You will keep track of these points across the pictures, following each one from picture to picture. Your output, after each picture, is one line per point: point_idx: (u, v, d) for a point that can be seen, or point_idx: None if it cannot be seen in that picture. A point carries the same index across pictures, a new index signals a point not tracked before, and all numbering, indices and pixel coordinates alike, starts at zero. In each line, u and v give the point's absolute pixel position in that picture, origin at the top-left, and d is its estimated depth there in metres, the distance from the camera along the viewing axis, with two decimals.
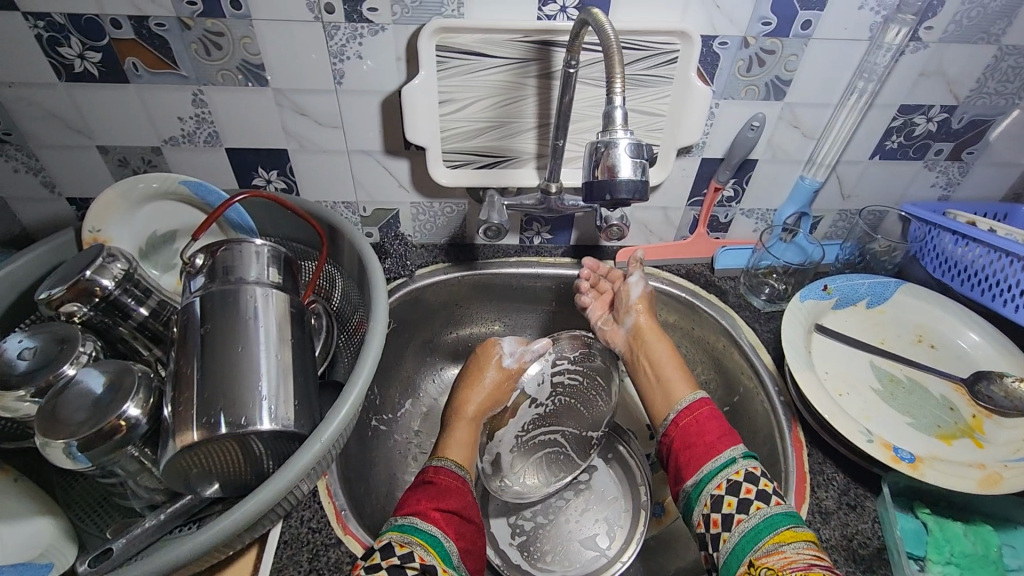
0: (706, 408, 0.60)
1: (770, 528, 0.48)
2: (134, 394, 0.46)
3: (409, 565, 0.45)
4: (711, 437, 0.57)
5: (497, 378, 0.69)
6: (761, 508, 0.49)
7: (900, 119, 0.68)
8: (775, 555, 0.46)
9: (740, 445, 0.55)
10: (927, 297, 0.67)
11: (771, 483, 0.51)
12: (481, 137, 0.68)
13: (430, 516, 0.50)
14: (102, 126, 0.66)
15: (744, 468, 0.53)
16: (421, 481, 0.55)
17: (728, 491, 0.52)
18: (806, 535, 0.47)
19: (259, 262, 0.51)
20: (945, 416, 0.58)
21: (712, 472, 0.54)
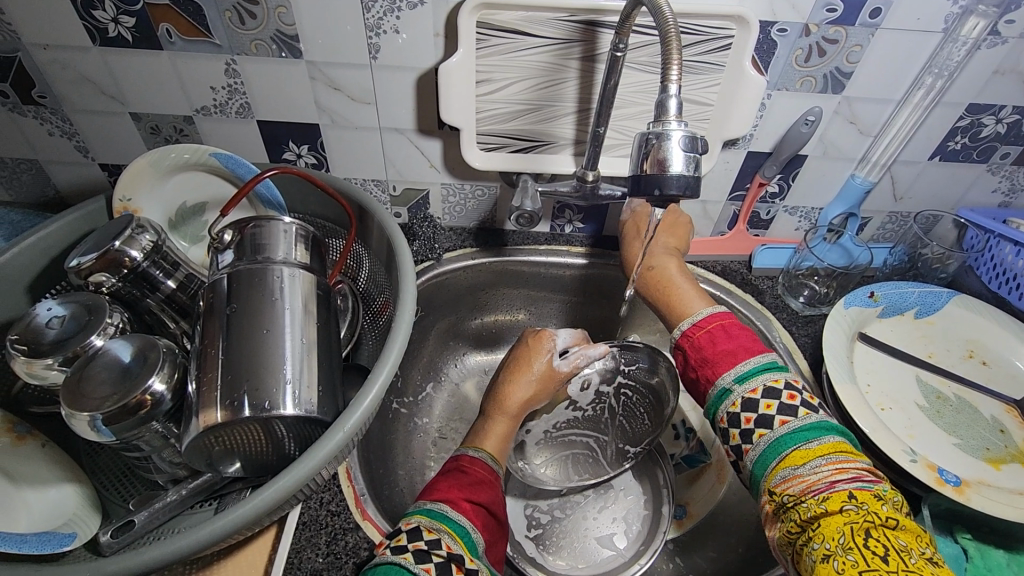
0: (706, 330, 0.55)
1: (780, 454, 0.46)
2: (159, 369, 0.45)
3: (435, 553, 0.44)
4: (712, 360, 0.53)
5: (541, 373, 0.63)
6: (766, 434, 0.47)
7: (967, 119, 0.64)
8: (792, 481, 0.44)
9: (738, 366, 0.51)
10: (982, 309, 0.63)
11: (773, 403, 0.48)
12: (518, 119, 0.65)
13: (459, 505, 0.49)
14: (135, 93, 0.65)
15: (739, 397, 0.49)
16: (455, 468, 0.55)
17: (730, 424, 0.49)
18: (821, 449, 0.44)
19: (287, 241, 0.51)
20: (995, 439, 0.55)
21: (715, 401, 0.51)
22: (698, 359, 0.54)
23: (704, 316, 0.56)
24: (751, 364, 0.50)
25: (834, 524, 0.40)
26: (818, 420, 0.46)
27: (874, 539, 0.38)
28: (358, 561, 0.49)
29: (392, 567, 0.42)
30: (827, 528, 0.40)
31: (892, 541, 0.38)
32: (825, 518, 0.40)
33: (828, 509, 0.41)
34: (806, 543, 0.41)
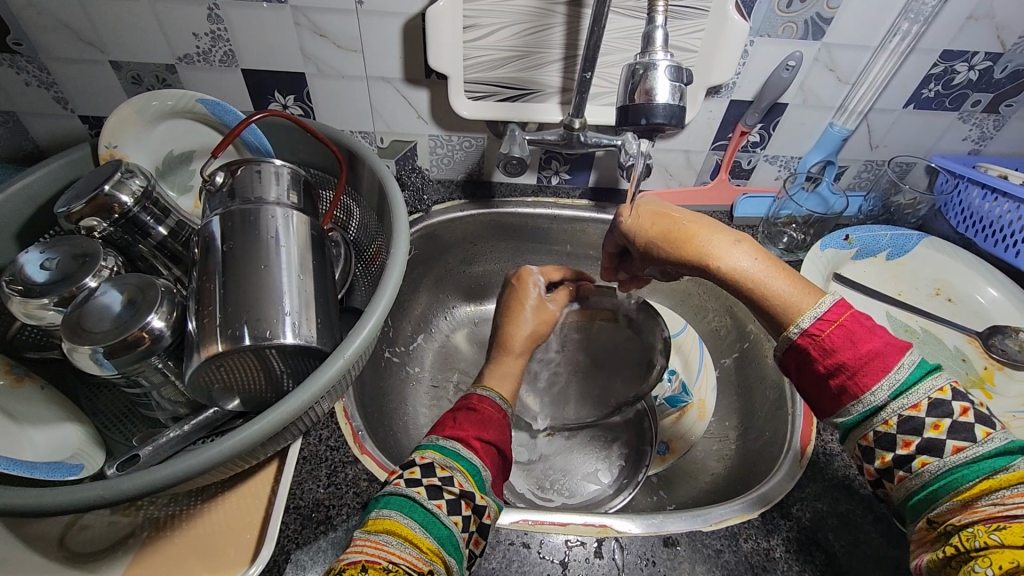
0: (824, 334, 0.42)
1: (949, 485, 0.38)
2: (158, 307, 0.46)
3: (446, 490, 0.45)
4: (850, 369, 0.41)
5: (540, 314, 0.66)
6: (930, 464, 0.39)
7: (940, 66, 0.66)
8: (966, 511, 0.36)
9: (894, 373, 0.40)
10: (950, 249, 0.66)
11: (943, 424, 0.39)
12: (504, 67, 0.66)
13: (471, 444, 0.50)
14: (115, 40, 0.64)
15: (896, 416, 0.40)
16: (464, 406, 0.55)
17: (880, 444, 0.41)
18: (1011, 479, 0.36)
19: (278, 183, 0.51)
20: (958, 367, 0.58)
21: (857, 415, 0.42)
22: (829, 365, 0.42)
23: (826, 306, 0.43)
24: (907, 368, 0.40)
25: (1009, 554, 0.32)
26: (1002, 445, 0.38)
27: None
28: (359, 491, 0.51)
29: (406, 500, 0.44)
30: (998, 555, 0.32)
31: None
32: (996, 549, 0.33)
33: (1004, 538, 0.33)
34: (965, 567, 0.34)
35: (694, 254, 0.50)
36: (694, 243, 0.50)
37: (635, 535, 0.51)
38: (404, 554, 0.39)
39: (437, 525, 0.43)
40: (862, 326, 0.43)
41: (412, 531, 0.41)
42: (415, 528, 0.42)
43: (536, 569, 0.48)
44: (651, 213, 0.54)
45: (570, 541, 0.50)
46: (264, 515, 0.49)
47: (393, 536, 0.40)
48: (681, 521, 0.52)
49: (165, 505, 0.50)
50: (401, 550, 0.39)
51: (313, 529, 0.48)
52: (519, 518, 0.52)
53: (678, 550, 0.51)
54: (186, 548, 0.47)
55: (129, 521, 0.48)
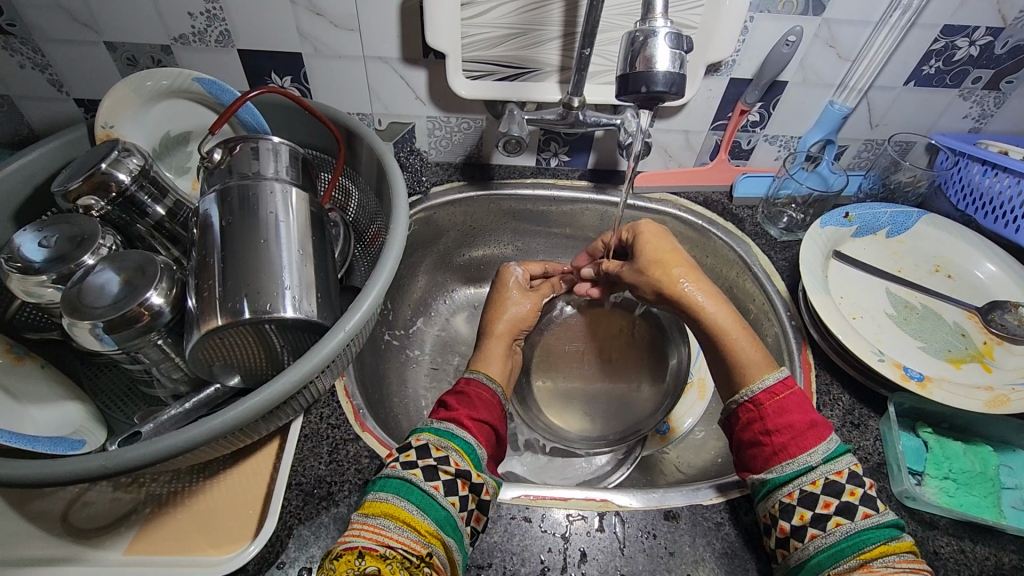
0: (778, 398, 0.49)
1: (855, 546, 0.42)
2: (157, 283, 0.46)
3: (442, 470, 0.46)
4: (792, 431, 0.48)
5: (527, 303, 0.67)
6: (843, 524, 0.43)
7: (941, 42, 0.65)
8: (861, 572, 0.41)
9: (825, 444, 0.47)
10: (949, 226, 0.66)
11: (856, 492, 0.44)
12: (503, 45, 0.65)
13: (463, 424, 0.52)
14: (110, 20, 0.64)
15: (824, 477, 0.45)
16: (453, 390, 0.57)
17: (801, 502, 0.45)
18: (900, 547, 0.42)
19: (277, 160, 0.51)
20: (958, 342, 0.58)
21: (786, 474, 0.46)
22: (775, 424, 0.49)
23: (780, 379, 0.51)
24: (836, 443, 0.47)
25: None
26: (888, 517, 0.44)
27: None
28: (360, 468, 0.51)
29: (402, 483, 0.45)
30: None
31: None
32: None
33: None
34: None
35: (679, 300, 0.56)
36: (685, 285, 0.56)
37: (636, 509, 0.51)
38: (402, 539, 0.41)
39: (436, 507, 0.44)
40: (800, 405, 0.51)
41: (411, 514, 0.43)
42: (414, 511, 0.43)
43: (538, 543, 0.49)
44: (669, 247, 0.59)
45: (571, 515, 0.50)
46: (267, 491, 0.49)
47: (390, 520, 0.42)
48: (682, 495, 0.52)
49: (168, 481, 0.50)
50: (398, 535, 0.41)
51: (315, 505, 0.49)
52: (520, 493, 0.52)
53: (679, 524, 0.51)
54: (189, 525, 0.47)
55: (131, 498, 0.49)
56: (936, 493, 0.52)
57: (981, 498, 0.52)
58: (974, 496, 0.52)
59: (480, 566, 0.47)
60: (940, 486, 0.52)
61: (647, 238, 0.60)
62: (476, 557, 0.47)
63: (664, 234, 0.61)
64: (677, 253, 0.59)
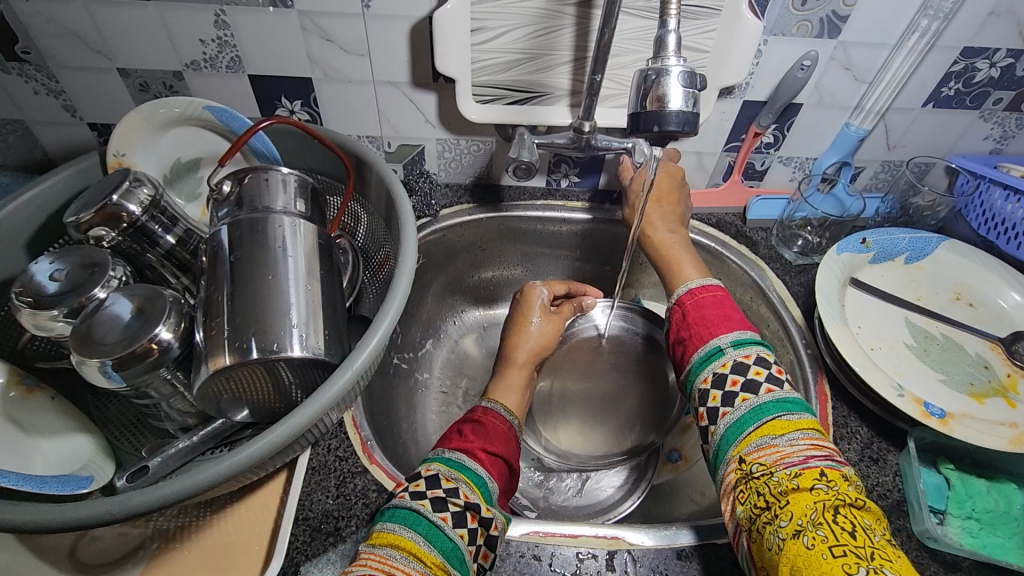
0: (697, 297, 0.57)
1: (756, 419, 0.46)
2: (166, 318, 0.46)
3: (452, 502, 0.45)
4: (705, 323, 0.54)
5: (550, 327, 0.67)
6: (748, 399, 0.48)
7: (961, 64, 0.64)
8: (767, 450, 0.44)
9: (733, 334, 0.52)
10: (969, 252, 0.65)
11: (762, 371, 0.49)
12: (513, 70, 0.65)
13: (476, 456, 0.51)
14: (122, 47, 0.64)
15: (732, 359, 0.50)
16: (469, 418, 0.57)
17: (714, 384, 0.50)
18: (801, 424, 0.45)
19: (286, 191, 0.51)
20: (980, 374, 0.57)
21: (702, 362, 0.52)
22: (693, 321, 0.55)
23: (705, 283, 0.58)
24: (747, 335, 0.52)
25: (804, 501, 0.40)
26: (794, 397, 0.47)
27: (843, 516, 0.39)
28: (368, 502, 0.51)
29: (410, 513, 0.44)
30: (798, 505, 0.40)
31: (858, 521, 0.39)
32: (795, 493, 0.41)
33: (800, 486, 0.41)
34: (772, 521, 0.41)
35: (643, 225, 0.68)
36: (653, 215, 0.68)
37: (648, 548, 0.50)
38: (409, 570, 0.40)
39: (442, 538, 0.43)
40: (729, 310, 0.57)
41: (417, 545, 0.42)
42: (419, 541, 0.42)
43: None
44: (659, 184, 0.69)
45: (582, 554, 0.49)
46: (273, 527, 0.49)
47: (397, 551, 0.41)
48: (694, 534, 0.51)
49: (174, 516, 0.49)
50: (404, 565, 0.40)
51: (323, 542, 0.48)
52: (530, 530, 0.51)
53: (693, 564, 0.50)
54: (196, 562, 0.47)
55: (139, 532, 0.48)
56: (959, 534, 0.51)
57: (1006, 539, 0.50)
58: (999, 537, 0.50)
59: None
60: (963, 526, 0.51)
61: (659, 180, 0.69)
62: None
63: (676, 181, 0.70)
64: (667, 189, 0.69)
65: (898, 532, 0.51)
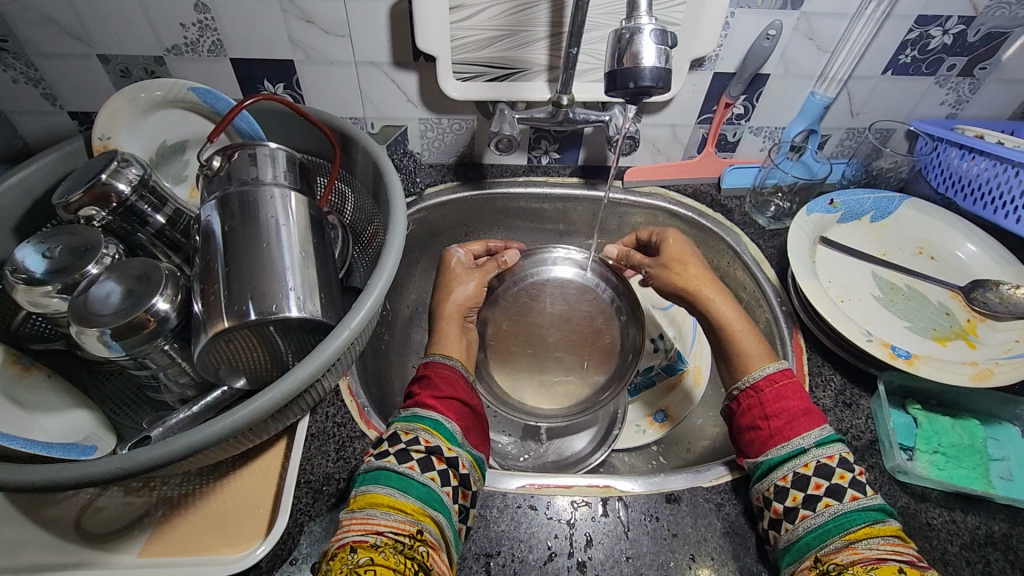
0: (777, 386, 0.54)
1: (841, 527, 0.45)
2: (163, 290, 0.47)
3: (413, 450, 0.48)
4: (787, 416, 0.52)
5: (472, 281, 0.66)
6: (832, 505, 0.47)
7: (916, 32, 0.68)
8: (845, 552, 0.44)
9: (815, 432, 0.51)
10: (930, 209, 0.69)
11: (846, 475, 0.48)
12: (492, 46, 0.67)
13: (428, 404, 0.53)
14: (103, 33, 0.64)
15: (815, 460, 0.49)
16: (414, 377, 0.58)
17: (794, 484, 0.49)
18: (884, 530, 0.44)
19: (274, 166, 0.52)
20: (942, 320, 0.60)
21: (780, 457, 0.50)
22: (773, 409, 0.53)
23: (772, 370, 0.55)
24: (826, 431, 0.51)
25: None
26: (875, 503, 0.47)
27: None
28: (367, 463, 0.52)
29: (380, 472, 0.46)
30: None
31: None
32: None
33: None
34: None
35: (696, 293, 0.63)
36: (698, 280, 0.64)
37: (638, 493, 0.53)
38: (389, 523, 0.42)
39: (415, 485, 0.46)
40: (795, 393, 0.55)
41: (393, 497, 0.44)
42: (394, 494, 0.44)
43: (544, 530, 0.50)
44: (675, 247, 0.67)
45: (576, 502, 0.52)
46: (276, 492, 0.50)
47: (374, 508, 0.43)
48: (683, 479, 0.54)
49: (178, 484, 0.51)
50: (385, 519, 0.42)
51: (326, 502, 0.50)
52: (526, 483, 0.53)
53: (680, 506, 0.52)
54: (203, 526, 0.48)
55: (143, 501, 0.49)
56: (927, 467, 0.54)
57: (971, 470, 0.54)
58: (964, 469, 0.54)
59: (490, 554, 0.48)
60: (931, 459, 0.55)
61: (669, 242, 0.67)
62: (485, 545, 0.49)
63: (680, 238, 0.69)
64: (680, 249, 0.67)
65: (871, 469, 0.55)
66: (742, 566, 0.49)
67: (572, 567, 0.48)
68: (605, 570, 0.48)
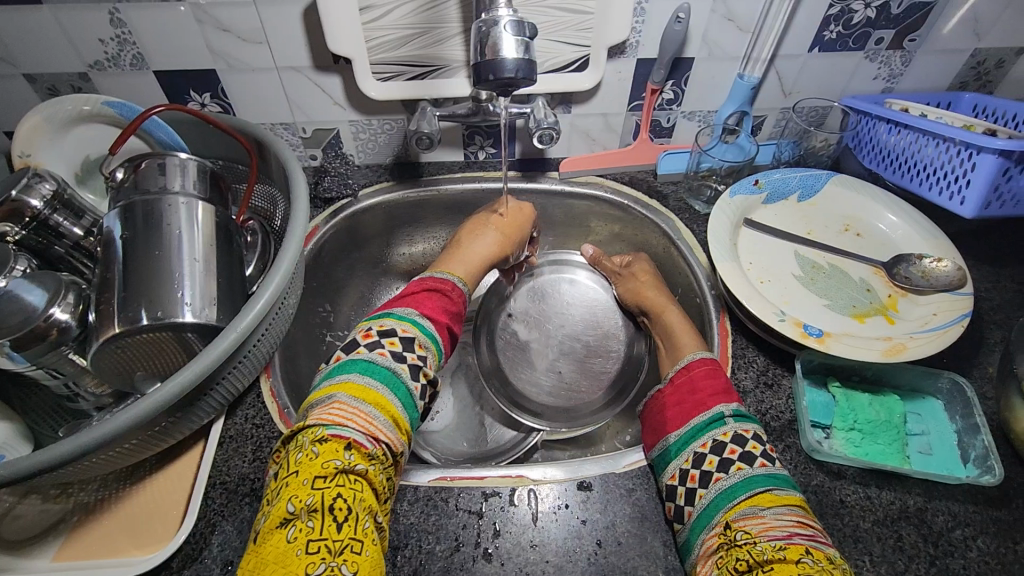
0: (707, 366, 0.55)
1: (748, 488, 0.44)
2: (63, 299, 0.48)
3: (423, 373, 0.49)
4: (710, 391, 0.53)
5: (495, 228, 0.69)
6: (743, 468, 0.46)
7: (836, 7, 0.67)
8: (752, 519, 0.42)
9: (733, 404, 0.51)
10: (858, 185, 0.68)
11: (758, 445, 0.47)
12: (408, 45, 0.67)
13: (437, 324, 0.54)
14: (25, 53, 0.66)
15: (733, 429, 0.49)
16: (434, 284, 0.58)
17: (712, 450, 0.48)
18: (789, 500, 0.43)
19: (184, 176, 0.53)
20: (863, 297, 0.60)
21: (702, 426, 0.50)
22: (701, 385, 0.54)
23: (701, 356, 0.57)
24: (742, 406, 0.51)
25: (784, 568, 0.37)
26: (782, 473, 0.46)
27: None
28: None
29: (394, 379, 0.46)
30: (778, 570, 0.37)
31: None
32: (779, 562, 0.38)
33: (785, 557, 0.38)
34: None
35: (654, 302, 0.68)
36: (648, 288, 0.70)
37: (550, 481, 0.53)
38: (387, 434, 0.43)
39: (411, 406, 0.47)
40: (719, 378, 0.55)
41: (394, 409, 0.45)
42: (397, 408, 0.45)
43: (454, 521, 0.50)
44: (643, 268, 0.73)
45: (487, 493, 0.52)
46: (189, 494, 0.51)
47: (379, 412, 0.44)
48: (597, 465, 0.54)
49: (96, 490, 0.52)
50: (387, 430, 0.43)
51: (238, 501, 0.50)
52: (438, 476, 0.54)
53: (592, 492, 0.53)
54: (115, 530, 0.49)
55: (60, 508, 0.50)
56: (843, 445, 0.54)
57: (887, 446, 0.54)
58: (881, 444, 0.54)
59: (397, 546, 0.49)
60: (846, 437, 0.55)
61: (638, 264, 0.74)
62: (393, 538, 0.49)
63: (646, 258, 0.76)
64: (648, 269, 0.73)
65: (787, 449, 0.54)
66: (649, 549, 0.49)
67: (478, 557, 0.48)
68: (510, 559, 0.48)
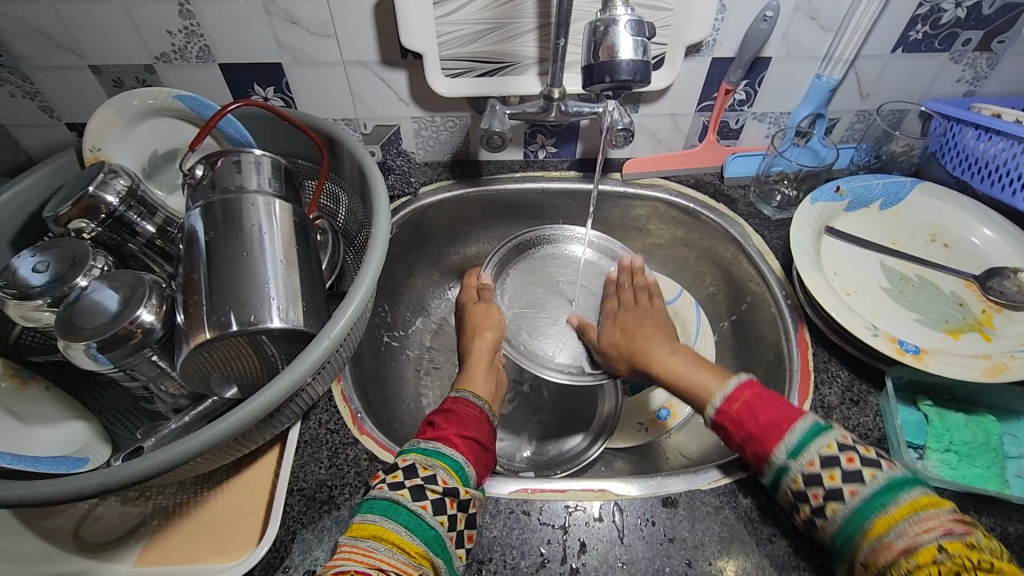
0: (745, 400, 0.49)
1: (862, 526, 0.40)
2: (148, 300, 0.47)
3: (430, 488, 0.45)
4: (758, 435, 0.47)
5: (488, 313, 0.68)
6: (838, 509, 0.42)
7: (926, 6, 0.64)
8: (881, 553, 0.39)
9: (794, 436, 0.45)
10: (943, 192, 0.66)
11: (836, 474, 0.43)
12: (478, 41, 0.65)
13: (453, 441, 0.50)
14: (91, 43, 0.64)
15: (801, 475, 0.44)
16: (440, 409, 0.56)
17: (801, 502, 0.44)
18: (902, 510, 0.39)
19: (259, 173, 0.52)
20: (955, 312, 0.57)
21: (774, 478, 0.46)
22: (752, 430, 0.47)
23: (733, 388, 0.50)
24: (799, 434, 0.45)
25: None
26: (896, 473, 0.42)
27: None
28: (359, 471, 0.52)
29: (389, 503, 0.43)
30: None
31: None
32: None
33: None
34: None
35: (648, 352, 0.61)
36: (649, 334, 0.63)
37: (634, 497, 0.52)
38: (392, 561, 0.40)
39: (424, 526, 0.43)
40: (765, 394, 0.49)
41: (399, 535, 0.42)
42: (402, 531, 0.42)
43: (538, 536, 0.49)
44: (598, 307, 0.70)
45: (570, 507, 0.51)
46: (268, 500, 0.50)
47: (380, 542, 0.41)
48: (681, 481, 0.53)
49: (174, 493, 0.51)
50: (389, 556, 0.40)
51: (318, 509, 0.49)
52: (519, 488, 0.53)
53: (677, 510, 0.51)
54: (196, 535, 0.49)
55: (140, 510, 0.50)
56: (938, 466, 0.52)
57: (985, 469, 0.52)
58: (978, 467, 0.52)
59: (480, 561, 0.48)
60: (942, 458, 0.53)
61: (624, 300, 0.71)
62: (477, 552, 0.48)
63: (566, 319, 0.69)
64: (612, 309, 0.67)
65: None
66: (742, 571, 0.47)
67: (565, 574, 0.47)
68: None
